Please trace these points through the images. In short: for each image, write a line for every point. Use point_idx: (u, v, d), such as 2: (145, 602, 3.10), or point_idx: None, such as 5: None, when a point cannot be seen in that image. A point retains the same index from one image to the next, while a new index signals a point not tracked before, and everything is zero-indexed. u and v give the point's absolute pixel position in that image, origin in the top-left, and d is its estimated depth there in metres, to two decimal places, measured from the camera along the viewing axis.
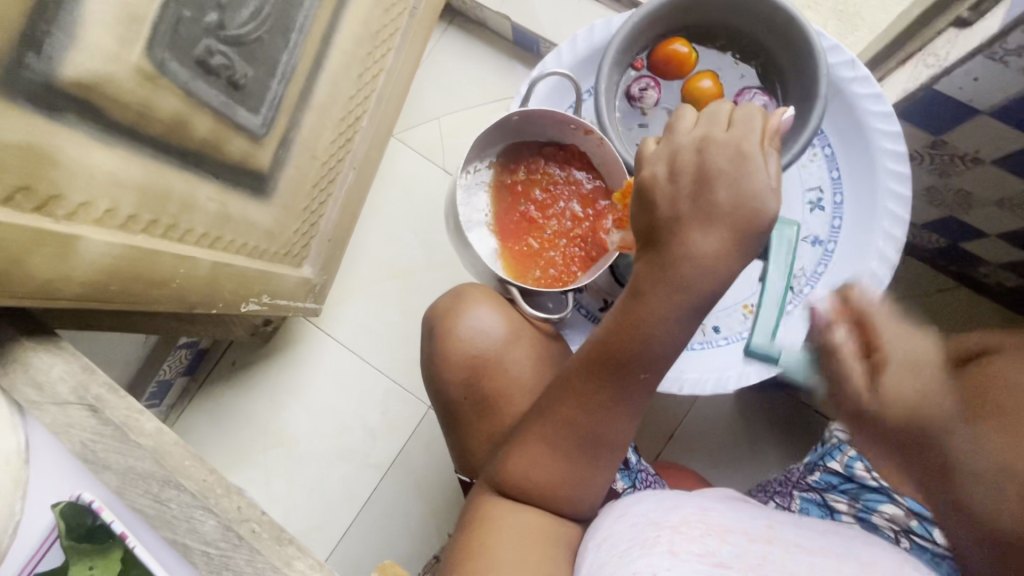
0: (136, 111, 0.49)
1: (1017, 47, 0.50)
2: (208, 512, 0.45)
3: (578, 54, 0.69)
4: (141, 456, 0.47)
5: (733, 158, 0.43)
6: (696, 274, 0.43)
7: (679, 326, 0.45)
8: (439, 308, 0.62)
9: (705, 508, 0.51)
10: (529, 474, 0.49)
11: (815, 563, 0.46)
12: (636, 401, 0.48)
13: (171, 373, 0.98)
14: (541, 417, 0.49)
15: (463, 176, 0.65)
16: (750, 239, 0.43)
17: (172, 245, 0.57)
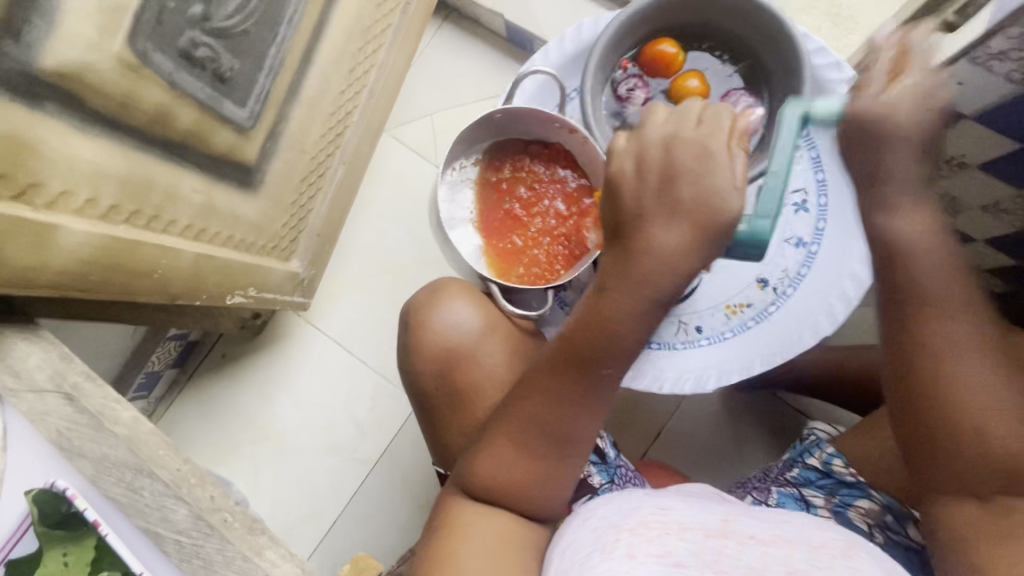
0: (118, 102, 0.49)
1: (998, 51, 0.50)
2: (179, 502, 0.48)
3: (567, 53, 0.69)
4: (115, 445, 0.49)
5: (699, 156, 0.43)
6: (657, 272, 0.44)
7: (641, 321, 0.45)
8: (416, 301, 0.64)
9: (662, 507, 0.53)
10: (496, 473, 0.51)
11: (767, 553, 0.49)
12: (601, 395, 0.48)
13: (160, 365, 0.97)
14: (509, 416, 0.50)
15: (449, 172, 0.67)
16: (713, 237, 0.43)
17: (155, 237, 0.57)
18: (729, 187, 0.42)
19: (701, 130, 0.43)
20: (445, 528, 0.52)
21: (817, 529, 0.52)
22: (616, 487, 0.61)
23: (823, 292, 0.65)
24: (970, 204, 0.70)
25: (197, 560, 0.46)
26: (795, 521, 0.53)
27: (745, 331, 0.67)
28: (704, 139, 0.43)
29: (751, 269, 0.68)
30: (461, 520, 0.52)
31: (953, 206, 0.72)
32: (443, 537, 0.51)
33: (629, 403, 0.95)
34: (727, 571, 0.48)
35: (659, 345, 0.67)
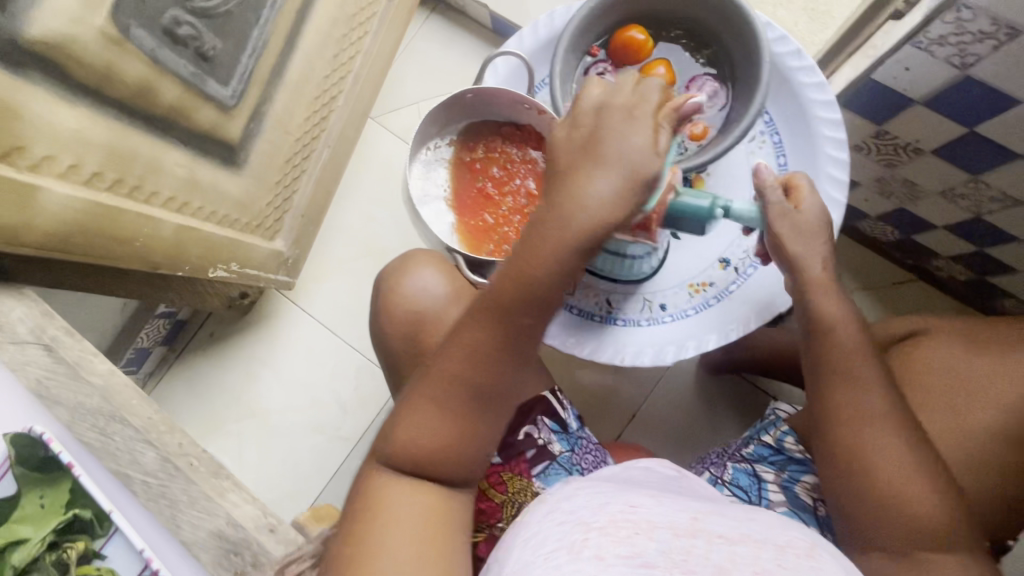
0: (102, 73, 0.52)
1: (937, 36, 0.54)
2: (149, 445, 0.58)
3: (539, 39, 0.73)
4: (91, 393, 0.59)
5: (624, 116, 0.45)
6: (580, 219, 0.43)
7: (563, 271, 0.45)
8: (389, 270, 0.70)
9: (632, 504, 0.45)
10: (419, 438, 0.48)
11: (735, 553, 0.42)
12: (524, 351, 0.48)
13: (149, 342, 0.99)
14: (432, 374, 0.48)
15: (423, 152, 0.68)
16: (637, 188, 0.43)
17: (137, 206, 0.60)
18: (650, 151, 0.44)
19: (630, 96, 0.46)
20: (368, 508, 0.47)
21: (781, 529, 0.46)
22: (575, 457, 0.64)
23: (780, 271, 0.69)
24: (930, 189, 0.72)
25: (165, 498, 0.55)
26: (759, 517, 0.48)
27: (706, 309, 0.71)
28: (632, 105, 0.45)
29: (714, 250, 0.72)
30: (381, 493, 0.48)
31: (912, 192, 0.74)
32: (362, 509, 0.47)
33: (604, 387, 0.97)
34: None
35: (625, 321, 0.72)
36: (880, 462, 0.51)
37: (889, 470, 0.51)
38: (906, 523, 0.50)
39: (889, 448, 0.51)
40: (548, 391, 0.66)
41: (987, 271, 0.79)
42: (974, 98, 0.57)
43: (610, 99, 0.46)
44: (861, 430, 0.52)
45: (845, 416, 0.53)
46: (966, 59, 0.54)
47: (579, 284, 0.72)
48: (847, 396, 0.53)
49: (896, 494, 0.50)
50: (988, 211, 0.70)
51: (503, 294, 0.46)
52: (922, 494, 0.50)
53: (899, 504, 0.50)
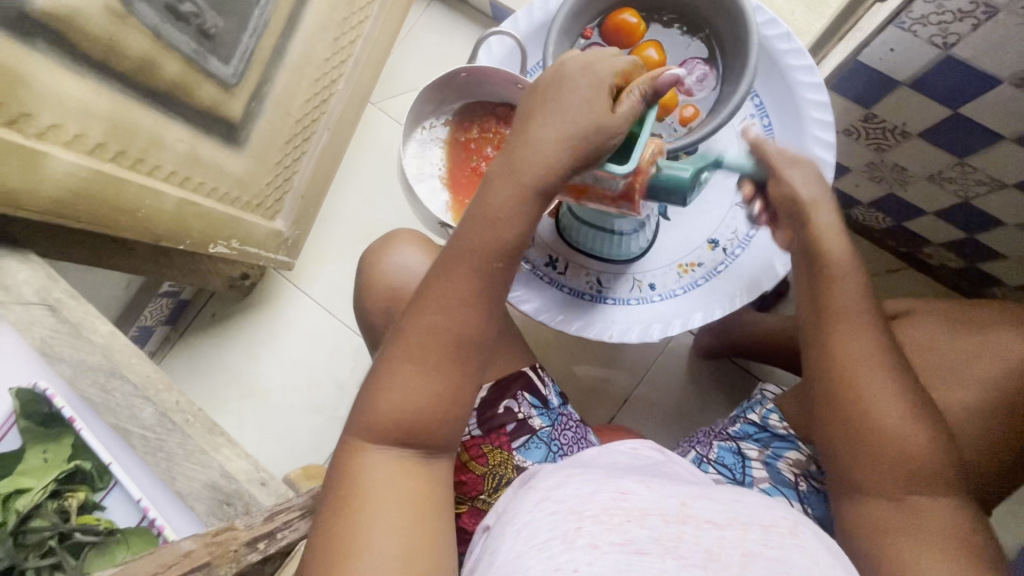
0: (106, 46, 0.53)
1: (920, 15, 0.55)
2: (146, 401, 0.60)
3: (535, 22, 0.74)
4: (91, 350, 0.61)
5: (583, 71, 0.48)
6: (538, 163, 0.47)
7: (526, 214, 0.48)
8: (372, 250, 0.71)
9: (624, 491, 0.46)
10: (398, 398, 0.48)
11: (723, 537, 0.43)
12: (496, 295, 0.50)
13: (153, 320, 1.01)
14: (407, 333, 0.49)
15: (418, 131, 0.70)
16: (598, 137, 0.46)
17: (140, 178, 0.62)
18: (610, 107, 0.47)
19: (594, 58, 0.49)
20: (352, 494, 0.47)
21: (766, 507, 0.48)
22: (555, 432, 0.65)
23: (768, 251, 0.70)
24: (918, 173, 0.73)
25: (161, 451, 0.58)
26: (745, 498, 0.49)
27: (695, 289, 0.72)
28: (596, 67, 0.48)
29: (703, 231, 0.73)
30: (366, 472, 0.48)
31: (901, 176, 0.75)
32: (349, 483, 0.48)
33: (597, 371, 0.98)
34: (692, 558, 0.41)
35: (615, 300, 0.73)
36: (878, 412, 0.50)
37: (889, 420, 0.49)
38: (902, 471, 0.49)
39: (886, 397, 0.50)
40: (528, 367, 0.68)
41: (976, 258, 0.80)
42: (957, 80, 0.58)
43: (572, 61, 0.49)
44: (858, 380, 0.51)
45: (845, 369, 0.52)
46: (948, 39, 0.55)
47: (570, 264, 0.74)
48: (845, 349, 0.52)
49: (894, 443, 0.49)
50: (975, 195, 0.70)
51: (470, 244, 0.48)
52: (920, 442, 0.49)
53: (895, 453, 0.49)
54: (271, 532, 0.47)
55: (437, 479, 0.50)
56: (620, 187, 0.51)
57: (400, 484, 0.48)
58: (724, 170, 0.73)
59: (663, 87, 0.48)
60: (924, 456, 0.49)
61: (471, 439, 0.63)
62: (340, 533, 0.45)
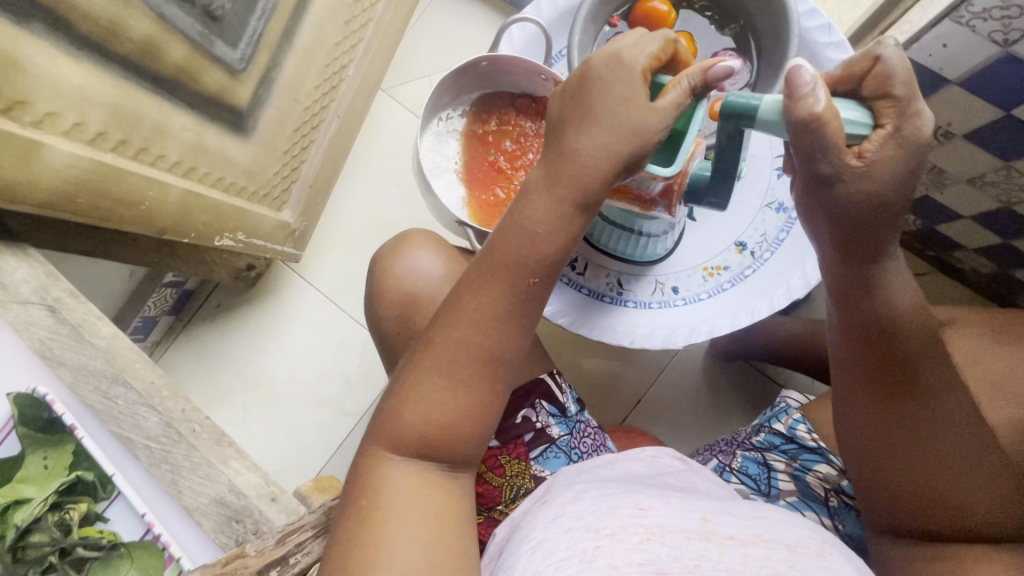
0: (107, 28, 0.50)
1: (981, 9, 0.51)
2: (151, 410, 0.58)
3: (558, 7, 0.70)
4: (92, 354, 0.59)
5: (611, 65, 0.44)
6: (575, 174, 0.44)
7: (564, 224, 0.45)
8: (385, 251, 0.68)
9: (643, 506, 0.43)
10: (426, 411, 0.46)
11: (748, 555, 0.39)
12: (530, 309, 0.47)
13: (157, 310, 0.99)
14: (433, 346, 0.47)
15: (434, 122, 0.66)
16: (634, 143, 0.43)
17: (143, 168, 0.59)
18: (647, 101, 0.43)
19: (624, 47, 0.45)
20: (364, 510, 0.45)
21: (791, 526, 0.43)
22: (575, 440, 0.63)
23: (798, 256, 0.68)
24: (958, 176, 0.69)
25: (167, 463, 0.56)
26: (769, 514, 0.45)
27: (721, 293, 0.70)
28: (628, 64, 0.44)
29: (731, 233, 0.71)
30: (381, 488, 0.46)
31: (940, 179, 0.72)
32: (364, 498, 0.46)
33: (610, 370, 0.96)
34: None
35: (636, 303, 0.71)
36: (932, 456, 0.46)
37: (946, 457, 0.45)
38: (951, 514, 0.45)
39: (942, 437, 0.46)
40: (546, 374, 0.65)
41: (1011, 264, 0.77)
42: (1011, 80, 0.55)
43: (597, 54, 0.46)
44: (909, 417, 0.47)
45: (896, 407, 0.47)
46: (1010, 35, 0.51)
47: (589, 264, 0.71)
48: (901, 384, 0.47)
49: (945, 486, 0.45)
50: (1017, 202, 0.67)
51: (503, 257, 0.46)
52: (974, 482, 0.45)
53: (945, 500, 0.46)
54: (285, 557, 0.46)
55: (457, 493, 0.48)
56: (658, 188, 0.52)
57: (415, 503, 0.45)
58: (754, 169, 0.71)
59: (713, 79, 0.44)
60: (975, 499, 0.45)
61: (488, 450, 0.61)
62: (357, 547, 0.43)
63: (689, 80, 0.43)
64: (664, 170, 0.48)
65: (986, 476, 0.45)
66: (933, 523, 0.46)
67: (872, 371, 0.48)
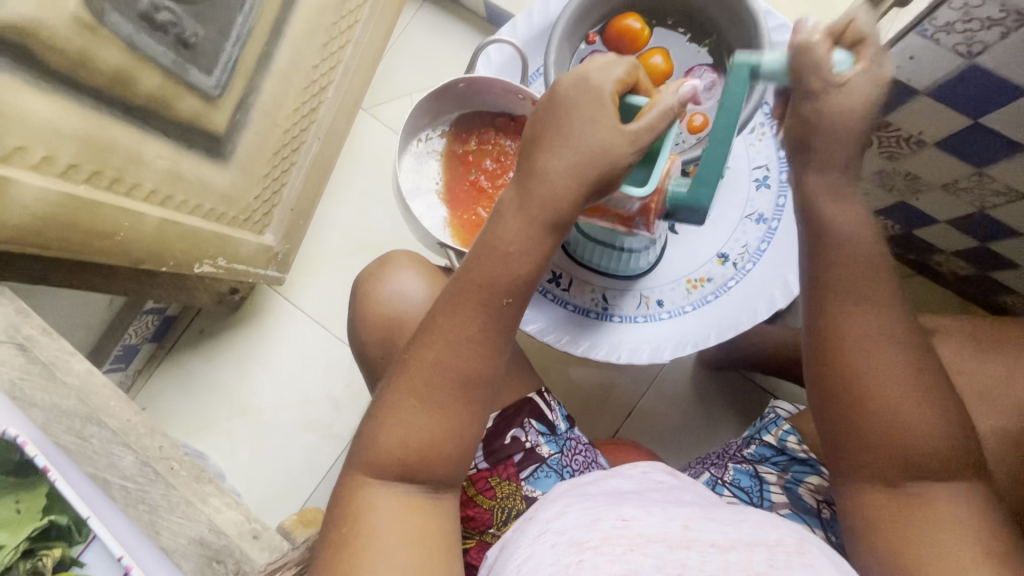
0: (75, 60, 0.50)
1: (944, 23, 0.52)
2: (127, 448, 0.58)
3: (534, 27, 0.71)
4: (65, 393, 0.59)
5: (577, 86, 0.45)
6: (548, 197, 0.45)
7: (538, 246, 0.46)
8: (367, 273, 0.67)
9: (625, 518, 0.42)
10: (403, 436, 0.46)
11: (727, 562, 0.39)
12: (504, 330, 0.47)
13: (138, 339, 0.97)
14: (413, 371, 0.47)
15: (414, 144, 0.66)
16: (608, 169, 0.44)
17: (118, 199, 0.59)
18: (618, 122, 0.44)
19: (591, 69, 0.46)
20: (348, 538, 0.45)
21: (770, 526, 0.43)
22: (565, 458, 0.62)
23: (779, 266, 0.69)
24: (933, 182, 0.70)
25: (145, 503, 0.56)
26: (749, 518, 0.44)
27: (705, 305, 0.70)
28: (596, 88, 0.45)
29: (713, 245, 0.71)
30: (368, 515, 0.45)
31: (915, 186, 0.73)
32: (348, 528, 0.45)
33: (600, 383, 0.95)
34: None
35: (621, 317, 0.71)
36: (900, 386, 0.45)
37: (914, 390, 0.45)
38: (913, 449, 0.45)
39: (896, 374, 0.45)
40: (534, 392, 0.65)
41: (988, 266, 0.78)
42: (978, 90, 0.56)
43: (564, 76, 0.47)
44: (863, 359, 0.46)
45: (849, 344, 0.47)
46: (973, 47, 0.52)
47: (574, 280, 0.71)
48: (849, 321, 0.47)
49: (905, 427, 0.45)
50: (991, 206, 0.68)
51: (478, 275, 0.46)
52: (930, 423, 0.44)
53: (907, 433, 0.45)
54: None
55: (445, 517, 0.48)
56: (636, 207, 0.52)
57: (403, 523, 0.45)
58: (733, 181, 0.72)
59: (688, 97, 0.45)
60: (933, 437, 0.44)
61: (478, 472, 0.60)
62: None
63: (670, 95, 0.45)
64: (639, 191, 0.48)
65: (942, 416, 0.45)
66: (893, 456, 0.45)
67: (844, 297, 0.48)
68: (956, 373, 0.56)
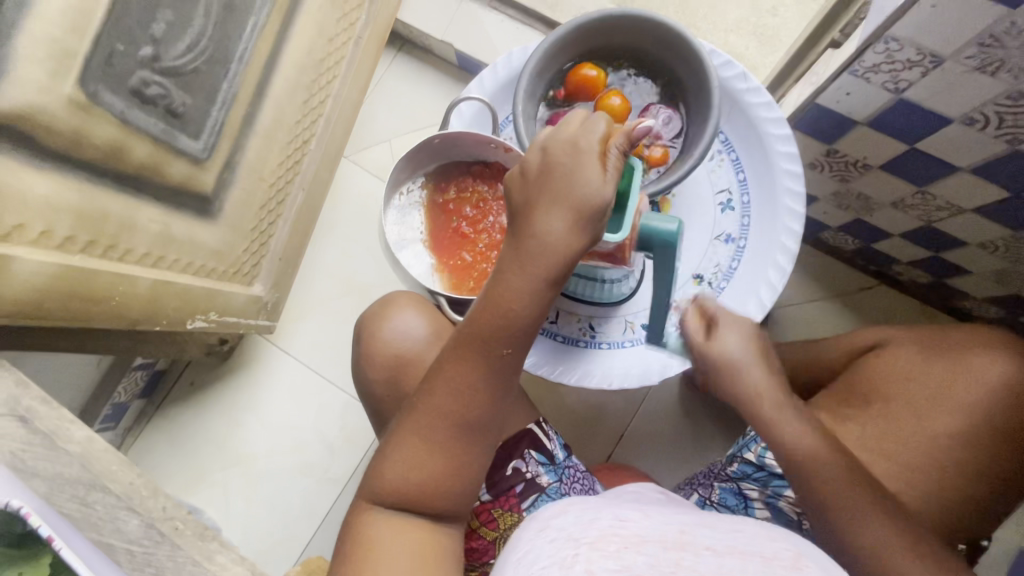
0: (70, 138, 0.53)
1: (871, 64, 0.58)
2: (131, 512, 0.52)
3: (499, 79, 0.76)
4: (68, 461, 0.53)
5: (568, 150, 0.49)
6: (544, 252, 0.49)
7: (535, 298, 0.49)
8: (369, 314, 0.70)
9: (623, 519, 0.45)
10: (406, 471, 0.50)
11: (723, 565, 0.40)
12: (502, 377, 0.51)
13: (127, 396, 0.97)
14: (417, 411, 0.51)
15: (397, 197, 0.69)
16: (591, 221, 0.48)
17: (112, 265, 0.60)
18: (599, 174, 0.48)
19: (575, 131, 0.50)
20: (358, 553, 0.49)
21: (766, 537, 0.44)
22: (564, 486, 0.64)
23: (750, 284, 0.73)
24: (882, 201, 0.76)
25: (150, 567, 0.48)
26: (745, 528, 0.46)
27: None
28: (584, 146, 0.49)
29: (688, 267, 0.75)
30: (371, 536, 0.50)
31: (867, 204, 0.78)
32: (355, 543, 0.50)
33: (591, 408, 0.98)
34: None
35: (609, 343, 0.75)
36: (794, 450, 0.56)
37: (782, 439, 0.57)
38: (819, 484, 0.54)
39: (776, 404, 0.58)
40: (533, 423, 0.66)
41: (943, 274, 0.83)
42: (909, 121, 0.61)
43: (553, 136, 0.51)
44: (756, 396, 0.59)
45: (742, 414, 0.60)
46: (900, 85, 0.58)
47: (560, 312, 0.75)
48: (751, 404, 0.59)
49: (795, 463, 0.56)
50: (938, 219, 0.74)
51: (479, 329, 0.50)
52: (811, 456, 0.55)
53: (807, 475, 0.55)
54: None
55: (444, 539, 0.52)
56: (613, 247, 0.56)
57: (406, 546, 0.49)
58: (699, 206, 0.76)
59: (638, 136, 0.50)
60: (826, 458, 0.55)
61: (481, 504, 0.62)
62: None
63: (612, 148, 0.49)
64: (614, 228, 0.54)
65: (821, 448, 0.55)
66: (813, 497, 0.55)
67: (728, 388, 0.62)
68: (902, 380, 0.60)
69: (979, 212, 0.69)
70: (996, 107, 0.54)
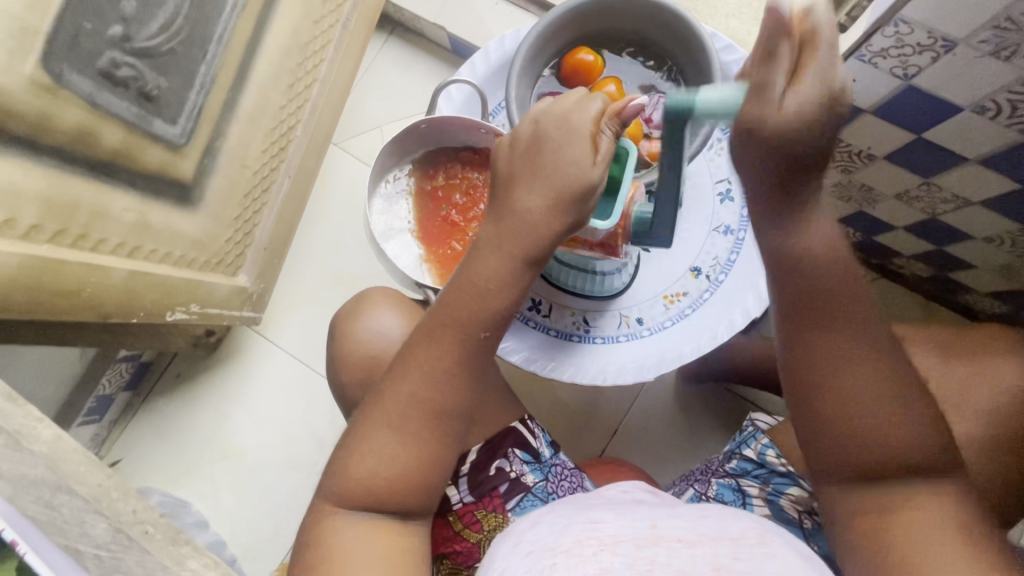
0: (35, 121, 0.50)
1: (879, 49, 0.55)
2: (99, 516, 0.49)
3: (491, 64, 0.74)
4: (34, 462, 0.50)
5: (558, 128, 0.47)
6: (527, 234, 0.47)
7: (512, 283, 0.49)
8: (345, 312, 0.68)
9: (595, 520, 0.45)
10: (375, 463, 0.48)
11: (695, 555, 0.42)
12: (479, 362, 0.50)
13: (113, 388, 0.95)
14: (387, 399, 0.49)
15: (382, 185, 0.67)
16: (574, 202, 0.47)
17: (83, 255, 0.58)
18: (590, 152, 0.46)
19: (569, 109, 0.48)
20: (322, 555, 0.47)
21: (734, 521, 0.46)
22: (551, 485, 0.62)
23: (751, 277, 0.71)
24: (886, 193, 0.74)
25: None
26: (713, 513, 0.48)
27: (682, 319, 0.72)
28: (579, 123, 0.47)
29: (685, 260, 0.73)
30: (335, 535, 0.48)
31: (870, 196, 0.76)
32: (317, 545, 0.48)
33: (585, 401, 0.96)
34: None
35: (603, 338, 0.73)
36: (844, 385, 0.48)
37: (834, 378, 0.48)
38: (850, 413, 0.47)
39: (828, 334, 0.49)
40: (518, 422, 0.64)
41: (947, 268, 0.81)
42: (918, 108, 0.59)
43: (547, 112, 0.48)
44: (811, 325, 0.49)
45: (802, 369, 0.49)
46: (908, 70, 0.55)
47: (553, 306, 0.72)
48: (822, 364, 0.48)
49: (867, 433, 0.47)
50: (943, 212, 0.71)
51: (455, 313, 0.48)
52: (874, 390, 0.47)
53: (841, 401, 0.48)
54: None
55: (414, 536, 0.51)
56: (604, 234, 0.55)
57: (374, 546, 0.48)
58: (696, 197, 0.74)
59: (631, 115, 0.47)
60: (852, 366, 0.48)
61: (464, 506, 0.60)
62: None
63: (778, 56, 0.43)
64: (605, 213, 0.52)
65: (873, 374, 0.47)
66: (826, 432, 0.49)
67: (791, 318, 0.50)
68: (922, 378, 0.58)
69: (987, 204, 0.66)
70: (1009, 94, 0.52)
